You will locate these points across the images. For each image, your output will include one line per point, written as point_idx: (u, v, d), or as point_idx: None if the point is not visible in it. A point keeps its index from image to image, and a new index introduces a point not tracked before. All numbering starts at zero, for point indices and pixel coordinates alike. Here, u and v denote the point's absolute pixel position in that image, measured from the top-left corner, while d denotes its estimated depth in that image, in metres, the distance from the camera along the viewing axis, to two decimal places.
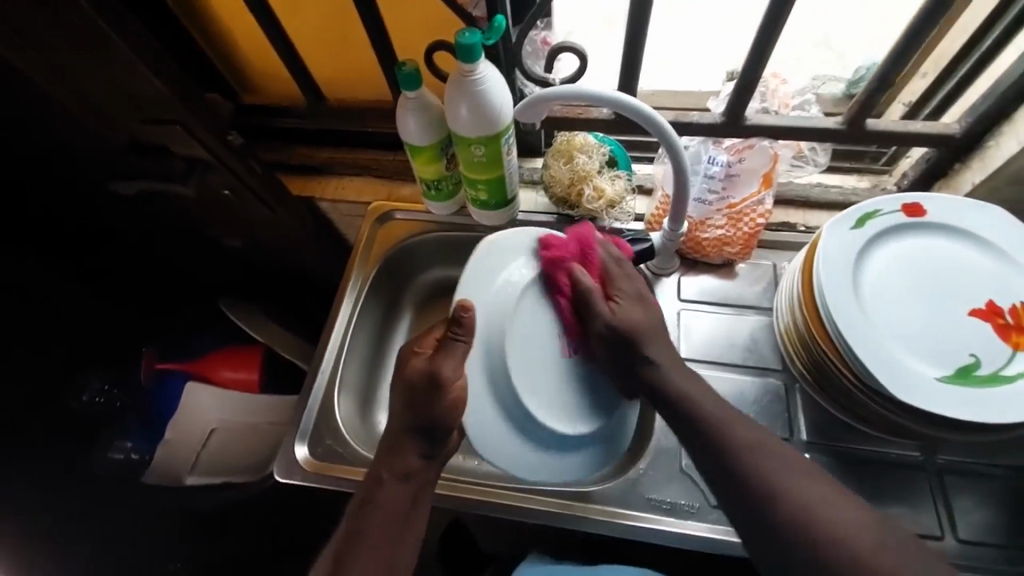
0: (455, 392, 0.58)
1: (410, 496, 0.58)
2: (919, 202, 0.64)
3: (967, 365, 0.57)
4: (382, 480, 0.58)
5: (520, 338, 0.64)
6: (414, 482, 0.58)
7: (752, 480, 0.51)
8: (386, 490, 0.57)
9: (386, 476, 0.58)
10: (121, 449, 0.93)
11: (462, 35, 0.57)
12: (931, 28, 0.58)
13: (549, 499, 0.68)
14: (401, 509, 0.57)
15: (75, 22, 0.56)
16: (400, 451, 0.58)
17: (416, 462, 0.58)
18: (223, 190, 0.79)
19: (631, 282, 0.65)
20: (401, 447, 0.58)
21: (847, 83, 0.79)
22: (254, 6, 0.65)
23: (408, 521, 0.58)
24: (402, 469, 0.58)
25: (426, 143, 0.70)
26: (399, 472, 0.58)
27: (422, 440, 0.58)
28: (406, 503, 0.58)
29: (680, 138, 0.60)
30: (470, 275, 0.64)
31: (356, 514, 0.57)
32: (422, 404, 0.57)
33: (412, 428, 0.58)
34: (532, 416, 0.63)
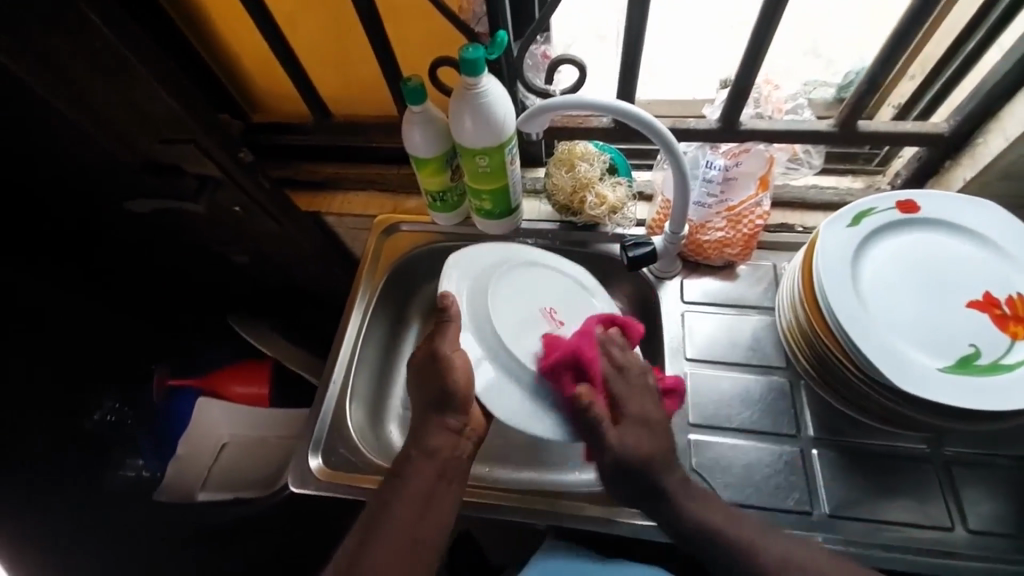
0: (460, 375, 0.59)
1: (437, 473, 0.58)
2: (913, 199, 0.66)
3: (967, 355, 0.59)
4: (411, 456, 0.59)
5: (509, 316, 0.68)
6: (442, 458, 0.59)
7: (728, 547, 0.57)
8: (413, 466, 0.58)
9: (413, 451, 0.59)
10: (133, 467, 0.96)
11: (466, 50, 0.60)
12: (915, 32, 0.61)
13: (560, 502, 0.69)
14: (430, 482, 0.58)
15: (96, 48, 0.58)
16: (429, 426, 0.59)
17: (448, 438, 0.59)
18: (233, 206, 0.81)
19: (640, 403, 0.60)
20: (429, 424, 0.59)
21: (838, 88, 0.82)
22: (263, 28, 0.68)
23: (434, 498, 0.58)
24: (432, 445, 0.59)
25: (431, 154, 0.72)
26: (425, 449, 0.58)
27: (450, 415, 0.59)
28: (432, 479, 0.58)
29: (679, 144, 0.62)
30: (452, 268, 0.70)
31: (386, 486, 0.58)
32: (444, 381, 0.59)
33: (441, 404, 0.59)
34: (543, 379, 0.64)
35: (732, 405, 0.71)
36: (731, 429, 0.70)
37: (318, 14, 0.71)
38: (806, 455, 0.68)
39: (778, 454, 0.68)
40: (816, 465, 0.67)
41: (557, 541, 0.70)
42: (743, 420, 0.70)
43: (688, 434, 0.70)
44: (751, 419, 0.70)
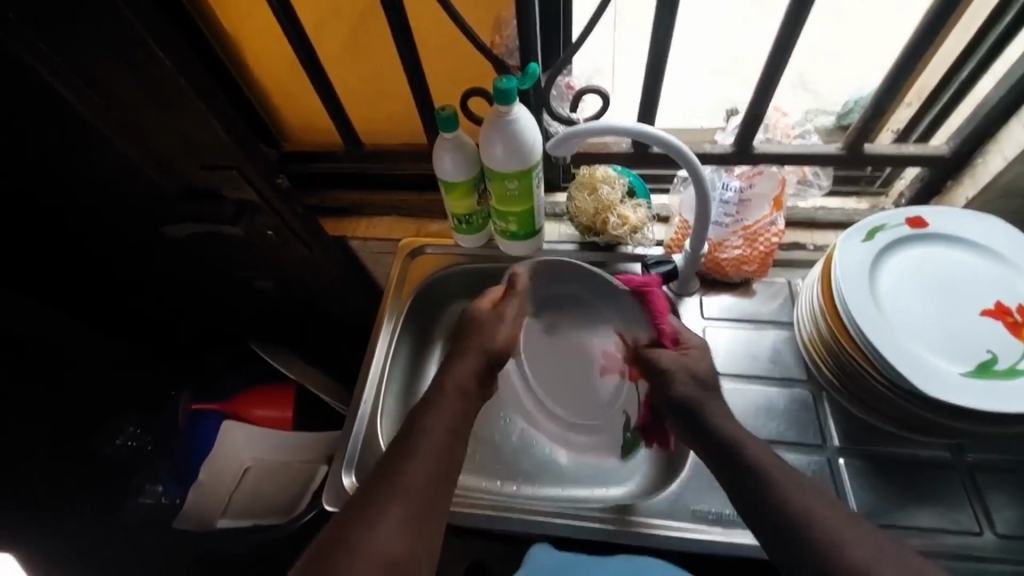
0: (497, 337, 0.72)
1: (461, 411, 0.66)
2: (921, 215, 0.70)
3: (985, 361, 0.61)
4: (445, 392, 0.66)
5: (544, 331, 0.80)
6: (465, 399, 0.67)
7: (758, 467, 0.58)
8: (445, 399, 0.65)
9: (445, 386, 0.67)
10: (152, 493, 0.95)
11: (499, 81, 0.64)
12: (914, 62, 0.66)
13: (579, 513, 0.70)
14: (456, 419, 0.65)
15: (155, 79, 0.62)
16: (461, 368, 0.68)
17: (472, 382, 0.68)
18: (267, 231, 0.84)
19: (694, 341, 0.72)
20: (459, 366, 0.69)
21: (838, 116, 0.87)
22: (305, 63, 0.72)
23: (457, 441, 0.63)
24: (462, 385, 0.67)
25: (461, 178, 0.75)
26: (457, 389, 0.67)
27: (478, 362, 0.70)
28: (461, 416, 0.65)
29: (700, 163, 0.66)
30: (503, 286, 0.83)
31: (414, 423, 0.63)
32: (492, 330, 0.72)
33: (479, 347, 0.70)
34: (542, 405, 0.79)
35: (757, 417, 0.73)
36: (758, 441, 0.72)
37: (355, 50, 0.76)
38: (833, 464, 0.69)
39: (805, 463, 0.70)
40: (843, 474, 0.69)
41: (546, 546, 0.70)
42: (770, 431, 0.72)
43: None
44: (776, 430, 0.72)
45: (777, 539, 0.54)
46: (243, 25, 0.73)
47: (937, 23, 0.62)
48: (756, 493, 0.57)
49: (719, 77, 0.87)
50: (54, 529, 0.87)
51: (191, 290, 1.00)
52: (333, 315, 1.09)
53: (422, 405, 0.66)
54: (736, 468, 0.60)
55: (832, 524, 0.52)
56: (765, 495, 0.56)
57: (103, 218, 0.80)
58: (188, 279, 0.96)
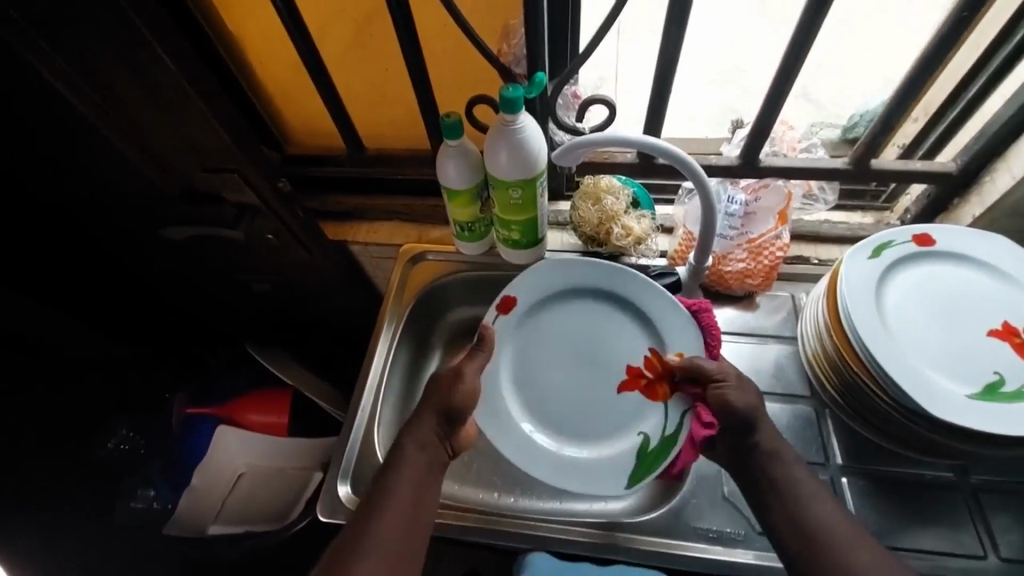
0: (460, 393, 0.67)
1: (424, 469, 0.62)
2: (928, 232, 0.69)
3: (992, 383, 0.61)
4: (405, 451, 0.63)
5: (537, 336, 0.80)
6: (428, 455, 0.63)
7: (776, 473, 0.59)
8: (406, 458, 0.62)
9: (405, 448, 0.63)
10: (143, 498, 0.95)
11: (505, 90, 0.63)
12: (923, 79, 0.66)
13: (576, 529, 0.69)
14: (419, 477, 0.62)
15: (158, 80, 0.61)
16: (422, 425, 0.65)
17: (435, 436, 0.65)
18: (267, 234, 0.83)
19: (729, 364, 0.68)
20: (421, 423, 0.65)
21: (843, 129, 0.86)
22: (310, 66, 0.71)
23: (423, 497, 0.61)
24: (423, 441, 0.64)
25: (464, 186, 0.74)
26: (421, 444, 0.63)
27: (439, 418, 0.66)
28: (421, 476, 0.62)
29: (706, 174, 0.65)
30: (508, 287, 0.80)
31: (379, 482, 0.61)
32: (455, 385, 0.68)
33: (439, 404, 0.67)
34: (537, 411, 0.77)
35: None
36: None
37: (361, 52, 0.75)
38: (835, 483, 0.68)
39: None
40: (845, 493, 0.68)
41: (544, 554, 0.67)
42: None
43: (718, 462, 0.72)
44: None
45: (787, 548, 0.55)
46: (245, 22, 0.71)
47: (948, 41, 0.62)
48: (766, 497, 0.58)
49: (727, 86, 0.86)
50: (54, 528, 0.91)
51: (190, 291, 0.99)
52: (332, 319, 1.08)
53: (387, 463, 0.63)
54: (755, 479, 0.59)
55: (836, 529, 0.54)
56: (778, 504, 0.57)
57: (101, 217, 0.79)
58: (186, 280, 0.95)
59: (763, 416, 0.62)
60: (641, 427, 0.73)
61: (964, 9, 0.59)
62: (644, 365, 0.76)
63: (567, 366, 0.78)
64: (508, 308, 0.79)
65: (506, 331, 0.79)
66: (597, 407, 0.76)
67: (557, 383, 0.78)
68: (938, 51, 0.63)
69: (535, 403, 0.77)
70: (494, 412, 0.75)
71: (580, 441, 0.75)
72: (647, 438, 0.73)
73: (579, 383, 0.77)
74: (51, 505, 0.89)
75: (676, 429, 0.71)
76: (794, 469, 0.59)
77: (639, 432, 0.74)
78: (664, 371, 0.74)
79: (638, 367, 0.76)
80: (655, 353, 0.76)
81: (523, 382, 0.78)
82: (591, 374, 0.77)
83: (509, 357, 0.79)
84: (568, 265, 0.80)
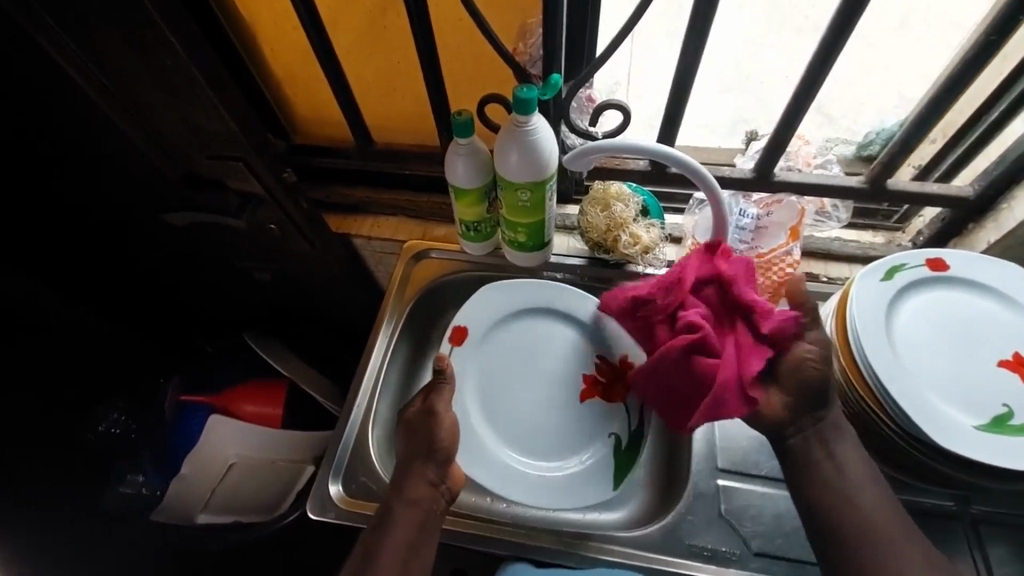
0: (444, 430, 0.66)
1: (420, 520, 0.62)
2: (941, 257, 0.68)
3: (1000, 416, 0.60)
4: (394, 506, 0.63)
5: (499, 357, 0.80)
6: (422, 506, 0.63)
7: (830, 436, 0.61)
8: (400, 513, 0.62)
9: (397, 503, 0.63)
10: (132, 484, 0.96)
11: (520, 90, 0.62)
12: (949, 100, 0.65)
13: (561, 535, 0.69)
14: (414, 528, 0.62)
15: (166, 65, 0.60)
16: (415, 475, 0.64)
17: (428, 487, 0.64)
18: (269, 225, 0.81)
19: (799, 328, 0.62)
20: (413, 476, 0.64)
21: (858, 146, 0.84)
22: (322, 56, 0.70)
23: (418, 547, 0.61)
24: (412, 495, 0.63)
25: (472, 185, 0.73)
26: (415, 495, 0.63)
27: (430, 467, 0.65)
28: (415, 528, 0.62)
29: (718, 184, 0.64)
30: (464, 312, 0.81)
31: (374, 532, 0.62)
32: (432, 435, 0.66)
33: (425, 456, 0.65)
34: (507, 435, 0.76)
35: (758, 452, 0.72)
36: (759, 477, 0.70)
37: (375, 44, 0.73)
38: None
39: None
40: None
41: (522, 565, 0.66)
42: (772, 468, 0.71)
43: (717, 480, 0.71)
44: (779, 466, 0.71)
45: (817, 526, 0.59)
46: (259, 8, 0.70)
47: (973, 64, 0.61)
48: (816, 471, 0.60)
49: (738, 95, 0.84)
50: (51, 522, 0.92)
51: (190, 277, 0.98)
52: (331, 313, 1.07)
53: (380, 517, 0.63)
54: (804, 457, 0.60)
55: (874, 517, 0.57)
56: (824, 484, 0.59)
57: (104, 198, 0.78)
58: (186, 267, 0.95)
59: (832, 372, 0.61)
60: (612, 428, 0.76)
61: (993, 34, 0.58)
62: (597, 371, 0.79)
63: (525, 386, 0.79)
64: (462, 338, 0.80)
65: (466, 360, 0.79)
66: (562, 426, 0.77)
67: (519, 407, 0.78)
68: (962, 75, 0.62)
69: (504, 431, 0.77)
70: (468, 439, 0.74)
71: (553, 460, 0.76)
72: (619, 438, 0.76)
73: (544, 401, 0.78)
74: (50, 504, 0.92)
75: (639, 426, 0.76)
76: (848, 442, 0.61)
77: (609, 434, 0.76)
78: (616, 373, 0.78)
79: (592, 375, 0.79)
80: (604, 358, 0.79)
81: (487, 411, 0.77)
82: (551, 391, 0.78)
83: (472, 383, 0.78)
84: (533, 287, 0.82)
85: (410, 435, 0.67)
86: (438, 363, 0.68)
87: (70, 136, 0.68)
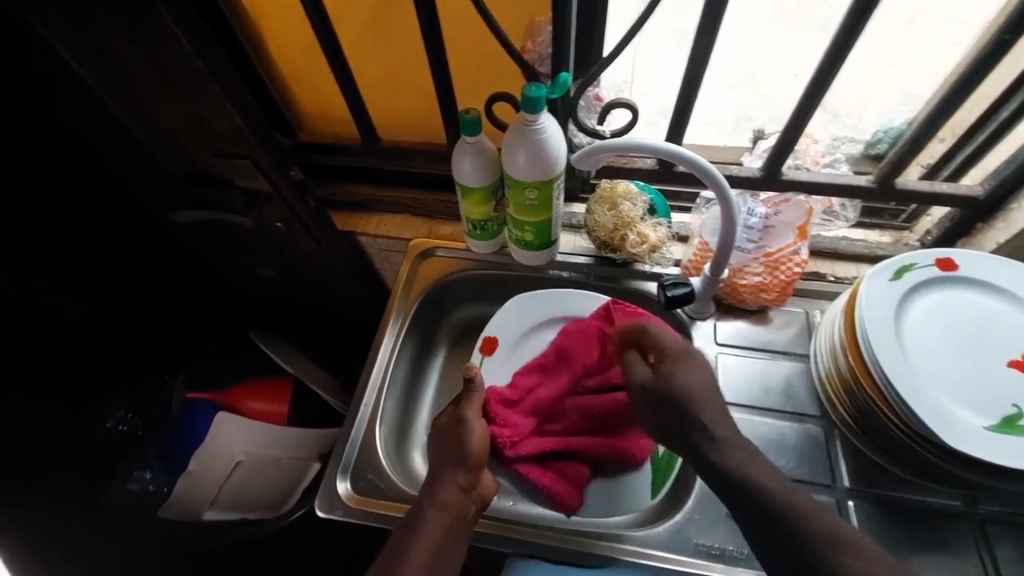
0: (475, 437, 0.68)
1: (448, 524, 0.62)
2: (951, 257, 0.68)
3: (1010, 416, 0.60)
4: (424, 509, 0.63)
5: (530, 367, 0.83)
6: (451, 511, 0.63)
7: (731, 472, 0.58)
8: (428, 514, 0.63)
9: (428, 505, 0.63)
10: (139, 480, 1.00)
11: (529, 88, 0.62)
12: (960, 99, 0.64)
13: (573, 536, 0.69)
14: (443, 531, 0.62)
15: (176, 63, 0.60)
16: (445, 480, 0.65)
17: (458, 493, 0.65)
18: (276, 223, 0.82)
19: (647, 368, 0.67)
20: (443, 480, 0.65)
21: (866, 145, 0.87)
22: (331, 54, 0.70)
23: (446, 548, 0.61)
24: (442, 498, 0.64)
25: (479, 184, 0.73)
26: (445, 498, 0.64)
27: (459, 473, 0.66)
28: (443, 531, 0.62)
29: (728, 183, 0.64)
30: (494, 322, 0.85)
31: (401, 536, 0.62)
32: (462, 442, 0.67)
33: (456, 461, 0.67)
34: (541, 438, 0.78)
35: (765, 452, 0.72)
36: None
37: (383, 42, 0.73)
38: (842, 506, 0.68)
39: None
40: (852, 516, 0.67)
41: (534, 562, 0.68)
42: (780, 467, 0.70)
43: None
44: (785, 466, 0.70)
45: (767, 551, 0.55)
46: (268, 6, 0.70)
47: (985, 64, 0.60)
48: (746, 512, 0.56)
49: (741, 92, 0.84)
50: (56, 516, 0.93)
51: (195, 273, 0.97)
52: (336, 311, 1.07)
53: (408, 523, 0.63)
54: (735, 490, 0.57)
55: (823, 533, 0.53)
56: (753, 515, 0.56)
57: (112, 196, 0.79)
58: (193, 265, 0.95)
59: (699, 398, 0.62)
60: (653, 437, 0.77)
61: (1006, 32, 0.58)
62: None
63: None
64: (491, 347, 0.84)
65: (492, 367, 0.83)
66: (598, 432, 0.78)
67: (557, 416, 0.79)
68: (973, 74, 0.62)
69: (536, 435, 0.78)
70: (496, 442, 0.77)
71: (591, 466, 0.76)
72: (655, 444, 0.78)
73: None
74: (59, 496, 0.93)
75: None
76: (768, 476, 0.57)
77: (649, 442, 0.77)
78: None
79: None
80: None
81: None
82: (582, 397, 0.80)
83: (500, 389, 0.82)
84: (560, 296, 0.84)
85: (440, 442, 0.69)
86: (468, 372, 0.72)
87: (80, 135, 0.68)
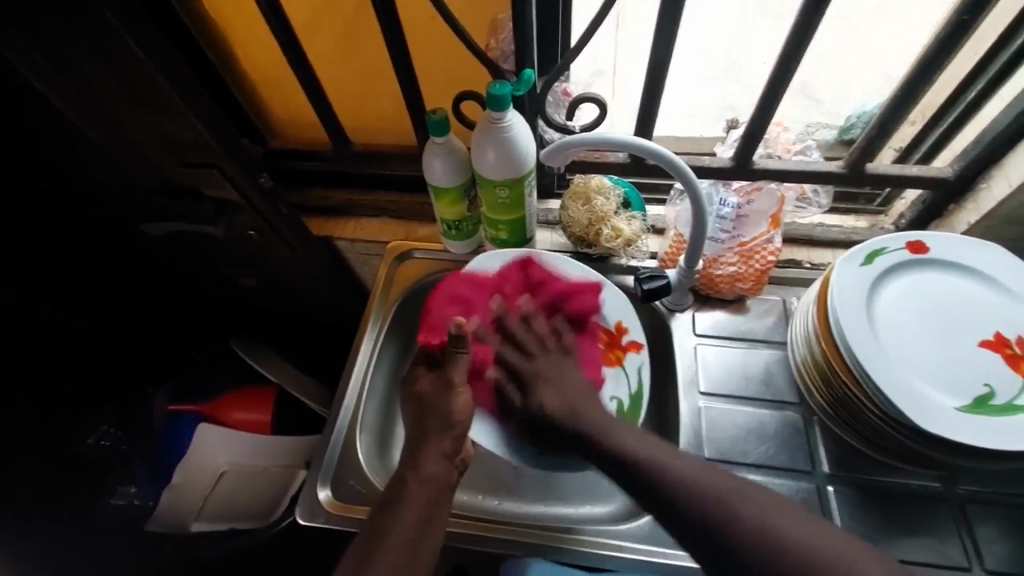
0: (459, 402, 0.65)
1: (431, 498, 0.62)
2: (922, 240, 0.68)
3: (983, 396, 0.60)
4: (407, 482, 0.62)
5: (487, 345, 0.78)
6: (437, 482, 0.63)
7: (583, 433, 0.64)
8: (411, 488, 0.61)
9: (411, 479, 0.62)
10: (125, 495, 0.98)
11: (493, 86, 0.61)
12: (923, 81, 0.64)
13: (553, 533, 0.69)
14: (427, 504, 0.61)
15: (135, 76, 0.60)
16: (428, 452, 0.63)
17: (442, 462, 0.64)
18: (249, 231, 0.81)
19: (542, 360, 0.71)
20: (428, 450, 0.63)
21: (840, 130, 0.85)
22: (293, 59, 0.70)
23: (429, 523, 0.61)
24: (427, 471, 0.63)
25: (450, 184, 0.72)
26: (424, 474, 0.62)
27: (445, 441, 0.64)
28: (425, 504, 0.61)
29: (696, 174, 0.63)
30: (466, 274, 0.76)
31: (383, 510, 0.61)
32: (447, 405, 0.64)
33: (441, 428, 0.64)
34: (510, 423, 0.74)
35: (745, 440, 0.72)
36: (747, 464, 0.70)
37: (346, 47, 0.73)
38: (822, 492, 0.68)
39: (794, 490, 0.68)
40: (832, 502, 0.67)
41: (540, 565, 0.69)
42: (759, 455, 0.70)
43: None
44: (765, 454, 0.71)
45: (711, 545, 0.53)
46: (228, 15, 0.69)
47: (947, 43, 0.60)
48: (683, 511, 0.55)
49: (724, 81, 0.84)
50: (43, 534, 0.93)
51: (172, 284, 0.97)
52: (318, 317, 1.06)
53: (388, 498, 0.62)
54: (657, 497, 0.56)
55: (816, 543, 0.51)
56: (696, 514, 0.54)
57: (84, 212, 0.78)
58: (171, 278, 0.95)
59: (579, 404, 0.67)
60: (613, 393, 0.76)
61: (965, 13, 0.57)
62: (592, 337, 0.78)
63: None
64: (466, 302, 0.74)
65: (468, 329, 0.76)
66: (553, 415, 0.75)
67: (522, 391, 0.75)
68: (937, 54, 0.61)
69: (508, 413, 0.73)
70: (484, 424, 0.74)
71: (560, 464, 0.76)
72: (619, 401, 0.75)
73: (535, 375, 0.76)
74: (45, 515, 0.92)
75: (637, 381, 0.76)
76: (625, 437, 0.62)
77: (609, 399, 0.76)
78: (614, 338, 0.77)
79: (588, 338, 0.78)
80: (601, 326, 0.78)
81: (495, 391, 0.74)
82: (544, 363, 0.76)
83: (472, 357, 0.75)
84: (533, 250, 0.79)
85: (424, 407, 0.66)
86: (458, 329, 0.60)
87: (45, 152, 0.68)
